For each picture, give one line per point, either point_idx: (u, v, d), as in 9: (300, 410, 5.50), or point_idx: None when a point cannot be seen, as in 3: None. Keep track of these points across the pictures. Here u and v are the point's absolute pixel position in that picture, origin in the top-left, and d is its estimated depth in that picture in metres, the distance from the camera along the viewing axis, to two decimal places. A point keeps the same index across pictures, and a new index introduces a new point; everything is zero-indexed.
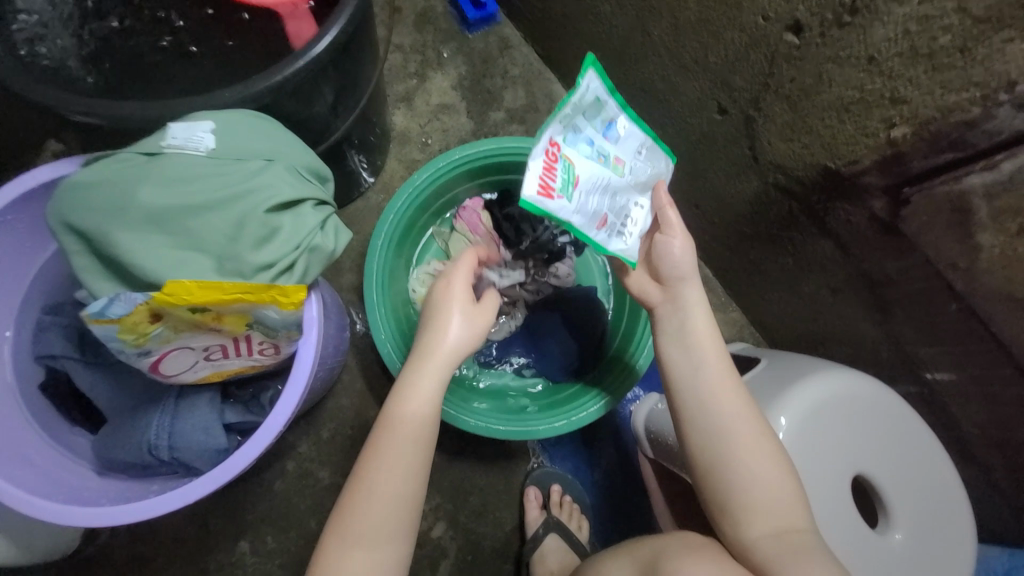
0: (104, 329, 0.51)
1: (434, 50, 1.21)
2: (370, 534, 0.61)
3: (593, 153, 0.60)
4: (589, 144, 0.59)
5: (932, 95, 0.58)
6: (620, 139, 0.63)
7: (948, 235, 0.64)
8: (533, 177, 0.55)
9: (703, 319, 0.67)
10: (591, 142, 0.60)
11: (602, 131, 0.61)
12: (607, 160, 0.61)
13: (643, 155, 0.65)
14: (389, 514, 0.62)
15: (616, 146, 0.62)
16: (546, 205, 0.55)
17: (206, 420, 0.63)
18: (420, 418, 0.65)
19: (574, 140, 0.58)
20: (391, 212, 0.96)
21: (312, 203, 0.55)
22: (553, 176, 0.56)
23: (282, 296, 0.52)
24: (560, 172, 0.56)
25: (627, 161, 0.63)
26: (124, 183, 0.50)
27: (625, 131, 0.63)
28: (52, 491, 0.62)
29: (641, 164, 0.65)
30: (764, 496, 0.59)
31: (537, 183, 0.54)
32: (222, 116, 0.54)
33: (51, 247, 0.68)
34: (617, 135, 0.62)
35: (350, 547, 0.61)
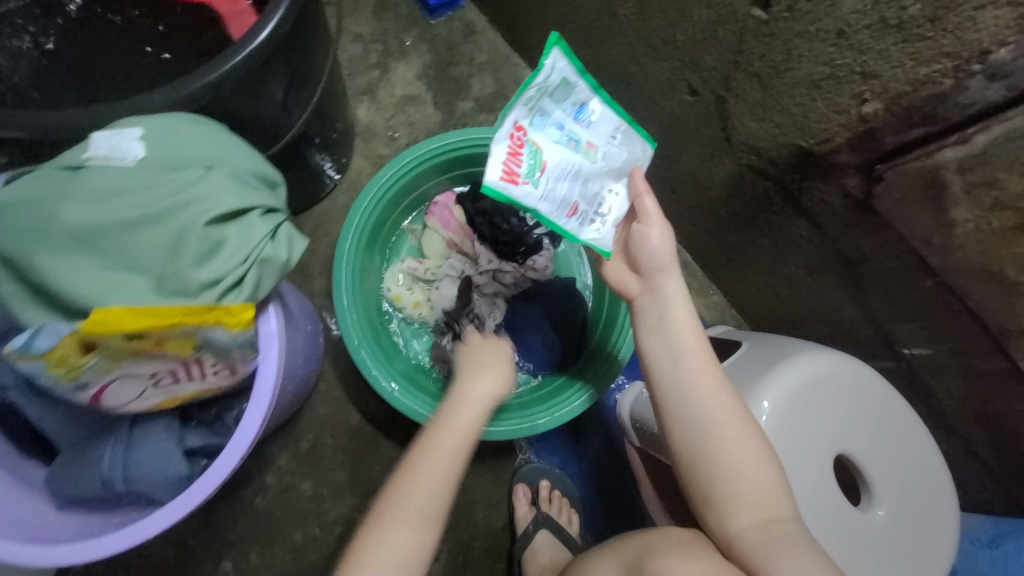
0: (31, 365, 0.47)
1: (395, 39, 1.16)
2: (412, 529, 0.60)
3: (563, 138, 0.57)
4: (557, 128, 0.56)
5: (902, 68, 0.57)
6: (594, 123, 0.59)
7: (922, 211, 0.63)
8: (497, 163, 0.53)
9: (681, 310, 0.66)
10: (561, 125, 0.57)
11: (573, 114, 0.57)
12: (577, 145, 0.58)
13: (618, 140, 0.61)
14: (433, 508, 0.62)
15: (588, 130, 0.59)
16: (511, 191, 0.54)
17: (164, 447, 0.60)
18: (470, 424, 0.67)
19: (541, 124, 0.55)
20: (357, 212, 0.91)
21: (259, 211, 0.51)
22: (519, 163, 0.54)
23: (227, 317, 0.49)
24: (526, 157, 0.54)
25: (601, 146, 0.60)
26: (47, 203, 0.47)
27: (599, 114, 0.59)
28: (9, 532, 0.58)
29: (616, 150, 0.61)
30: (746, 487, 0.58)
31: (500, 169, 0.53)
32: (152, 122, 0.50)
33: None
34: (590, 119, 0.59)
35: (391, 542, 0.59)
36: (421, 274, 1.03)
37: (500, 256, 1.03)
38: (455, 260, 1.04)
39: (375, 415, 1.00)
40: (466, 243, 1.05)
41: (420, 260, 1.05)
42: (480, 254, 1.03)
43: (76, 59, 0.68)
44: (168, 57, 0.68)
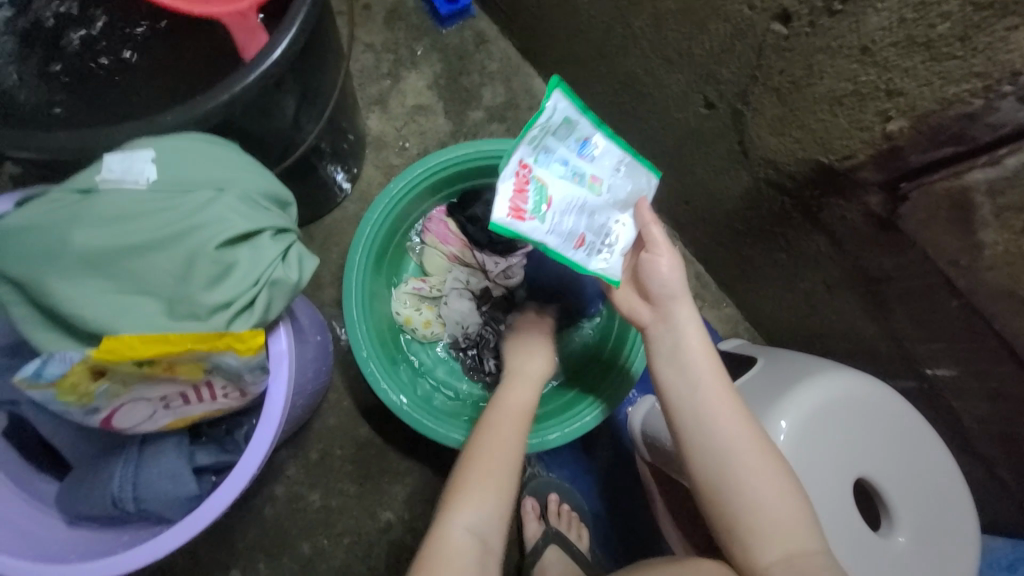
0: (41, 393, 0.48)
1: (407, 48, 1.15)
2: (501, 474, 0.68)
3: (568, 173, 0.56)
4: (561, 163, 0.55)
5: (930, 87, 0.55)
6: (597, 157, 0.58)
7: (949, 232, 0.61)
8: (504, 201, 0.53)
9: (694, 335, 0.64)
10: (565, 161, 0.56)
11: (577, 150, 0.57)
12: (582, 179, 0.57)
13: (623, 173, 0.60)
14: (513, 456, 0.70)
15: (592, 164, 0.58)
16: (519, 227, 0.53)
17: (174, 466, 0.60)
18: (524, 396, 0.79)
19: (546, 161, 0.55)
20: (366, 226, 0.91)
21: (270, 233, 0.51)
22: (525, 200, 0.53)
23: (237, 342, 0.49)
24: (532, 194, 0.54)
25: (606, 178, 0.59)
26: (59, 227, 0.47)
27: (602, 148, 0.59)
28: (20, 548, 0.58)
29: (620, 182, 0.60)
30: (770, 519, 0.56)
31: (507, 207, 0.53)
32: (162, 145, 0.50)
33: None
34: (593, 153, 0.58)
35: (486, 485, 0.66)
36: (427, 292, 1.03)
37: (503, 254, 1.01)
38: (458, 273, 1.04)
39: (384, 427, 1.00)
40: (467, 253, 1.03)
41: (423, 279, 1.05)
42: (484, 261, 1.02)
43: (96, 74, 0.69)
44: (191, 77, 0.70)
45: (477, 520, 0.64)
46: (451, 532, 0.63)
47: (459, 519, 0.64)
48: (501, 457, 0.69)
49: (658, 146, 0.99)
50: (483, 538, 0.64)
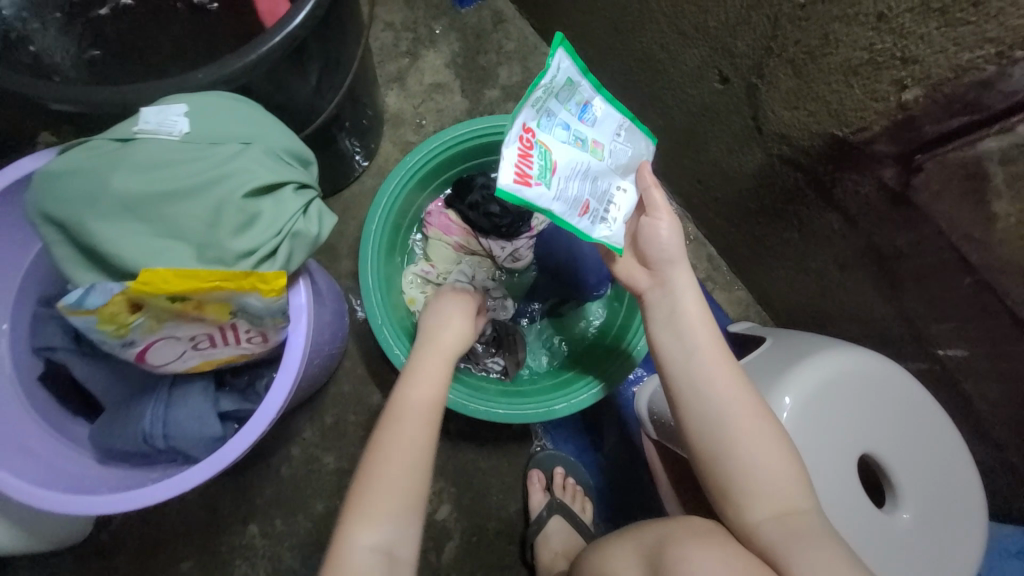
0: (83, 320, 0.51)
1: (425, 27, 1.17)
2: (402, 488, 0.60)
3: (569, 138, 0.57)
4: (563, 128, 0.56)
5: (945, 54, 0.55)
6: (598, 122, 0.59)
7: (961, 204, 0.61)
8: (509, 166, 0.51)
9: (692, 301, 0.65)
10: (566, 126, 0.57)
11: (577, 114, 0.58)
12: (583, 144, 0.58)
13: (623, 137, 0.62)
14: (413, 465, 0.61)
15: (592, 129, 0.59)
16: (525, 194, 0.52)
17: (200, 408, 0.64)
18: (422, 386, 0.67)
19: (548, 125, 0.55)
20: (384, 193, 0.94)
21: (293, 187, 0.54)
22: (529, 166, 0.53)
23: (263, 283, 0.52)
24: (536, 159, 0.53)
25: (607, 143, 0.60)
26: (100, 172, 0.50)
27: (603, 113, 0.60)
28: (56, 481, 0.63)
29: (621, 147, 0.62)
30: (764, 478, 0.57)
31: (512, 172, 0.51)
32: (195, 99, 0.53)
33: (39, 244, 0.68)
34: (594, 117, 0.59)
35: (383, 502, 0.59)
36: (433, 277, 1.04)
37: (509, 238, 1.03)
38: (465, 269, 1.02)
39: None
40: (472, 241, 1.05)
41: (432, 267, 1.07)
42: (491, 246, 1.04)
43: (125, 43, 0.73)
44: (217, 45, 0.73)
45: (379, 539, 0.57)
46: (349, 555, 0.56)
47: (358, 542, 0.57)
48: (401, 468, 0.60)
49: (672, 124, 0.99)
50: (390, 555, 0.58)
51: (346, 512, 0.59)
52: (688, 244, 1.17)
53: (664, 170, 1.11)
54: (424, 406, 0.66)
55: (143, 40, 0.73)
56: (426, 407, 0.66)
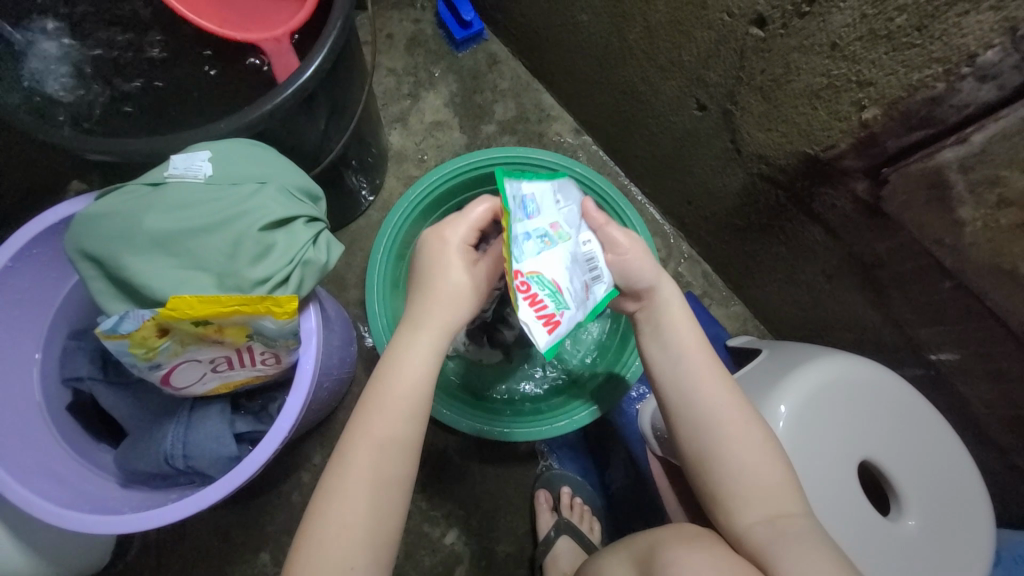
0: (116, 344, 0.56)
1: (426, 71, 1.26)
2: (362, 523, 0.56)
3: (538, 242, 0.53)
4: (531, 243, 0.52)
5: (896, 75, 0.60)
6: (539, 208, 0.56)
7: (929, 212, 0.64)
8: (536, 327, 0.49)
9: (681, 313, 0.65)
10: (527, 234, 0.53)
11: (525, 217, 0.53)
12: (549, 238, 0.54)
13: (559, 202, 0.59)
14: (379, 497, 0.57)
15: (541, 218, 0.55)
16: (561, 334, 0.50)
17: (218, 430, 0.68)
18: (399, 403, 0.59)
19: (521, 253, 0.51)
20: (388, 224, 1.00)
21: (304, 220, 0.59)
22: (548, 303, 0.50)
23: (276, 307, 0.56)
24: (544, 294, 0.50)
25: (556, 219, 0.57)
26: (133, 212, 0.56)
27: (534, 196, 0.56)
28: (81, 503, 0.66)
29: (565, 209, 0.59)
30: (755, 484, 0.58)
31: (543, 328, 0.49)
32: (218, 145, 0.59)
33: (72, 279, 0.74)
34: (534, 206, 0.56)
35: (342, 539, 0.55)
36: None
37: None
38: None
39: None
40: None
41: None
42: None
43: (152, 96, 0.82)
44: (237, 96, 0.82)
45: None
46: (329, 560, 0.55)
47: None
48: (364, 501, 0.57)
49: (658, 150, 1.05)
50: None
51: (301, 546, 0.56)
52: (683, 262, 1.20)
53: (656, 192, 1.17)
54: (399, 435, 0.59)
55: (173, 96, 0.83)
56: (406, 419, 0.59)
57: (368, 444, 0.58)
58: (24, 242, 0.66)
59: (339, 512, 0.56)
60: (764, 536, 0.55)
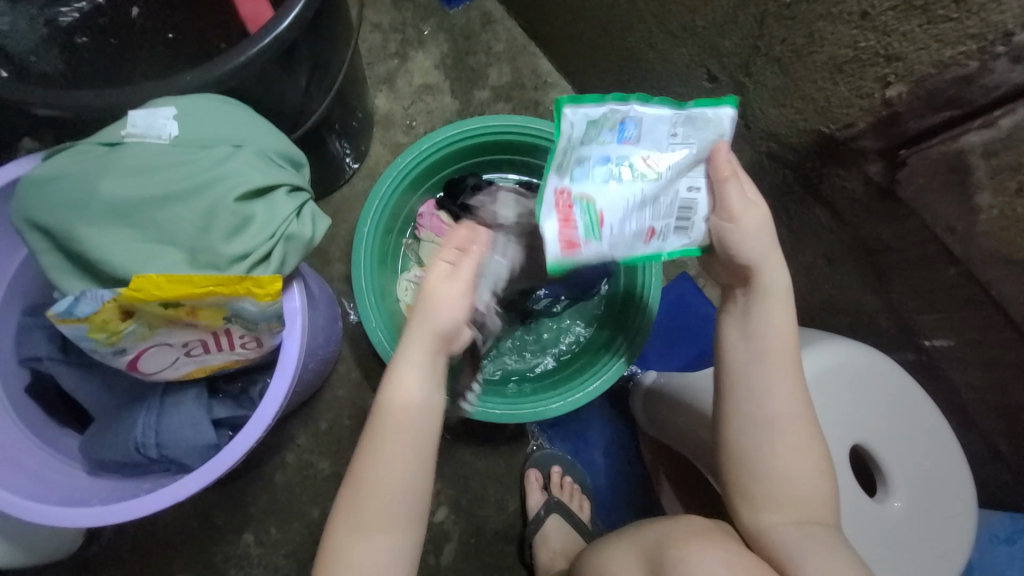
0: (73, 328, 0.50)
1: (414, 29, 1.17)
2: (390, 507, 0.60)
3: (611, 170, 0.58)
4: (598, 165, 0.58)
5: (927, 50, 0.56)
6: (641, 136, 0.58)
7: (946, 197, 0.62)
8: (555, 238, 0.57)
9: (778, 307, 0.61)
10: (604, 159, 0.58)
11: (616, 140, 0.58)
12: (629, 169, 0.58)
13: (678, 134, 0.59)
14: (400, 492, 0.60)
15: (636, 146, 0.58)
16: (576, 257, 0.58)
17: (194, 416, 0.64)
18: (425, 397, 0.61)
19: (581, 175, 0.58)
20: (375, 197, 0.94)
21: (286, 189, 0.53)
22: (575, 228, 0.57)
23: (257, 288, 0.51)
24: (580, 217, 0.57)
25: (659, 154, 0.59)
26: (89, 176, 0.49)
27: (646, 123, 0.58)
28: (48, 493, 0.62)
29: (678, 146, 0.59)
30: (794, 488, 0.58)
31: (559, 243, 0.57)
32: (183, 101, 0.52)
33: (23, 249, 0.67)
34: (637, 133, 0.58)
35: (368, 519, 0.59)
36: None
37: None
38: None
39: None
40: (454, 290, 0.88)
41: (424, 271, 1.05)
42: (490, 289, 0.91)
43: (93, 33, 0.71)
44: (204, 41, 0.73)
45: (364, 554, 0.59)
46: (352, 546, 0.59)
47: (344, 551, 0.59)
48: (388, 491, 0.60)
49: None
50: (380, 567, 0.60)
51: (333, 516, 0.61)
52: None
53: None
54: (416, 434, 0.61)
55: (122, 37, 0.72)
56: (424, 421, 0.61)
57: (392, 438, 0.60)
58: None
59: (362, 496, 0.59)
60: (792, 539, 0.55)
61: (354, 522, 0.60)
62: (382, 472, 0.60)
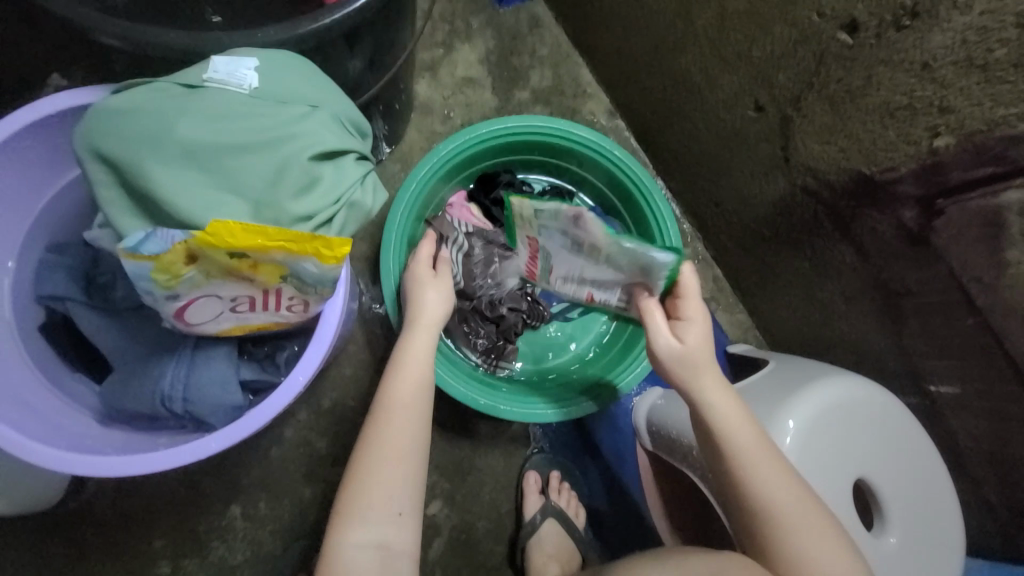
0: (136, 265, 0.49)
1: (463, 21, 1.18)
2: (393, 482, 0.62)
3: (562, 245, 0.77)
4: (557, 241, 0.77)
5: (981, 107, 0.59)
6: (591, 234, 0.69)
7: (976, 248, 0.65)
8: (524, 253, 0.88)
9: (726, 401, 0.67)
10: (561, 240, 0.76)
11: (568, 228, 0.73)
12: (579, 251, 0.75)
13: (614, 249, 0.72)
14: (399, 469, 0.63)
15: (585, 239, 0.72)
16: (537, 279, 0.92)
17: (223, 374, 0.63)
18: (419, 371, 0.69)
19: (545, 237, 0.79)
20: (413, 179, 0.94)
21: (354, 156, 0.54)
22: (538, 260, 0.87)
23: (325, 248, 0.49)
24: (541, 258, 0.86)
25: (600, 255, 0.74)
26: (164, 114, 0.49)
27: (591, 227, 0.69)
28: (55, 439, 0.61)
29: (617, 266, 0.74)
30: (816, 568, 0.60)
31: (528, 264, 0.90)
32: (268, 55, 0.53)
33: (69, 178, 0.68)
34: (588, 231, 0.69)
35: (373, 494, 0.61)
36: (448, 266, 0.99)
37: None
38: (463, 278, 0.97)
39: None
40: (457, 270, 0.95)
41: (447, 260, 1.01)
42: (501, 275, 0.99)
43: None
44: None
45: (366, 538, 0.60)
46: (353, 529, 0.60)
47: (346, 539, 0.60)
48: (388, 471, 0.62)
49: (698, 145, 1.03)
50: (380, 550, 0.61)
51: (339, 505, 0.62)
52: (695, 263, 1.19)
53: (683, 190, 1.15)
54: (411, 410, 0.66)
55: None
56: (412, 397, 0.67)
57: (397, 415, 0.66)
58: (9, 134, 0.60)
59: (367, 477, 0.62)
60: None
61: (359, 503, 0.61)
62: (388, 444, 0.64)
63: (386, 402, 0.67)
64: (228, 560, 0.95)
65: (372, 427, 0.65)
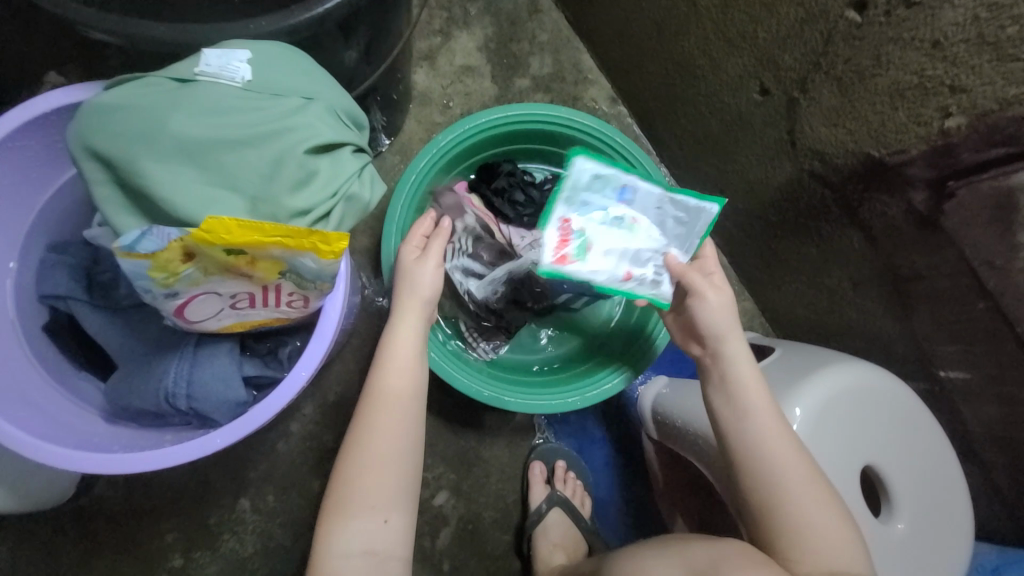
0: (134, 264, 0.48)
1: (461, 8, 1.15)
2: (384, 481, 0.63)
3: (606, 219, 0.72)
4: (598, 211, 0.72)
5: (993, 85, 0.57)
6: (635, 199, 0.73)
7: (988, 230, 0.63)
8: (550, 250, 0.72)
9: (744, 365, 0.70)
10: (604, 208, 0.73)
11: (615, 196, 0.73)
12: (622, 222, 0.73)
13: (663, 210, 0.74)
14: (390, 470, 0.63)
15: (630, 207, 0.73)
16: (563, 269, 0.71)
17: (226, 371, 0.63)
18: (410, 369, 0.69)
19: (583, 211, 0.72)
20: (412, 171, 0.93)
21: (351, 149, 0.54)
22: (568, 247, 0.72)
23: (322, 244, 0.49)
24: (574, 242, 0.72)
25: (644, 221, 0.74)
26: (157, 109, 0.48)
27: (640, 191, 0.73)
28: (62, 438, 0.62)
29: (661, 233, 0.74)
30: (820, 533, 0.60)
31: (552, 254, 0.71)
32: (261, 47, 0.52)
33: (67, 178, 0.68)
34: (632, 197, 0.73)
35: (363, 493, 0.62)
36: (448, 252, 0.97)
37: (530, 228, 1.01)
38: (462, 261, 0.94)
39: None
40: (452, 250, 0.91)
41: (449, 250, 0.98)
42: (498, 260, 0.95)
43: None
44: None
45: (353, 538, 0.60)
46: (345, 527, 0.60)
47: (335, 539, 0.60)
48: (379, 471, 0.63)
49: (702, 131, 1.01)
50: (369, 551, 0.60)
51: (329, 503, 0.63)
52: None
53: (687, 176, 1.13)
54: (404, 410, 0.67)
55: None
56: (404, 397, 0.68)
57: (393, 414, 0.66)
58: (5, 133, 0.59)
59: (358, 476, 0.63)
60: None
61: (351, 501, 0.62)
62: (378, 443, 0.64)
63: (379, 399, 0.67)
64: (239, 552, 0.96)
65: (363, 425, 0.65)
